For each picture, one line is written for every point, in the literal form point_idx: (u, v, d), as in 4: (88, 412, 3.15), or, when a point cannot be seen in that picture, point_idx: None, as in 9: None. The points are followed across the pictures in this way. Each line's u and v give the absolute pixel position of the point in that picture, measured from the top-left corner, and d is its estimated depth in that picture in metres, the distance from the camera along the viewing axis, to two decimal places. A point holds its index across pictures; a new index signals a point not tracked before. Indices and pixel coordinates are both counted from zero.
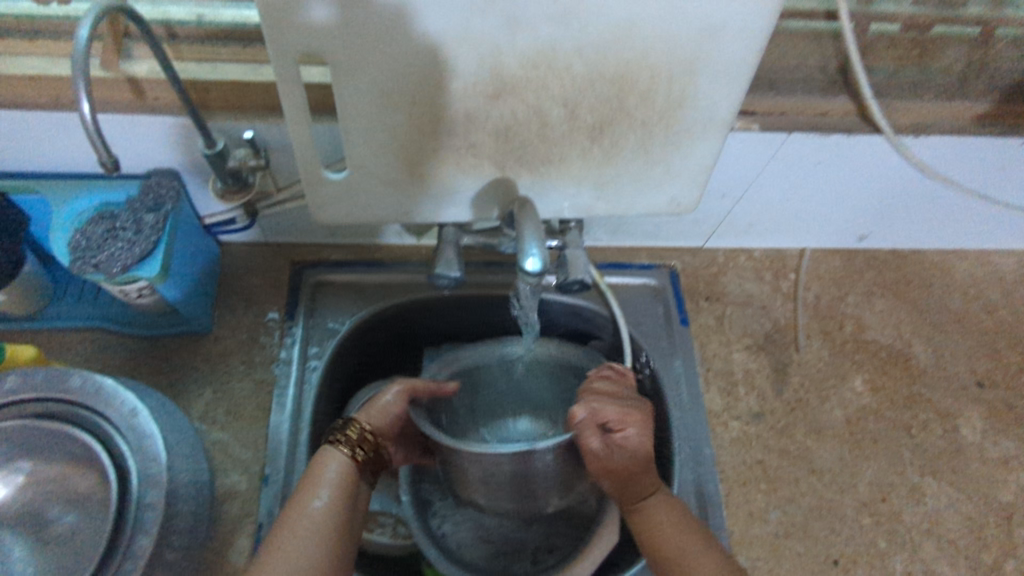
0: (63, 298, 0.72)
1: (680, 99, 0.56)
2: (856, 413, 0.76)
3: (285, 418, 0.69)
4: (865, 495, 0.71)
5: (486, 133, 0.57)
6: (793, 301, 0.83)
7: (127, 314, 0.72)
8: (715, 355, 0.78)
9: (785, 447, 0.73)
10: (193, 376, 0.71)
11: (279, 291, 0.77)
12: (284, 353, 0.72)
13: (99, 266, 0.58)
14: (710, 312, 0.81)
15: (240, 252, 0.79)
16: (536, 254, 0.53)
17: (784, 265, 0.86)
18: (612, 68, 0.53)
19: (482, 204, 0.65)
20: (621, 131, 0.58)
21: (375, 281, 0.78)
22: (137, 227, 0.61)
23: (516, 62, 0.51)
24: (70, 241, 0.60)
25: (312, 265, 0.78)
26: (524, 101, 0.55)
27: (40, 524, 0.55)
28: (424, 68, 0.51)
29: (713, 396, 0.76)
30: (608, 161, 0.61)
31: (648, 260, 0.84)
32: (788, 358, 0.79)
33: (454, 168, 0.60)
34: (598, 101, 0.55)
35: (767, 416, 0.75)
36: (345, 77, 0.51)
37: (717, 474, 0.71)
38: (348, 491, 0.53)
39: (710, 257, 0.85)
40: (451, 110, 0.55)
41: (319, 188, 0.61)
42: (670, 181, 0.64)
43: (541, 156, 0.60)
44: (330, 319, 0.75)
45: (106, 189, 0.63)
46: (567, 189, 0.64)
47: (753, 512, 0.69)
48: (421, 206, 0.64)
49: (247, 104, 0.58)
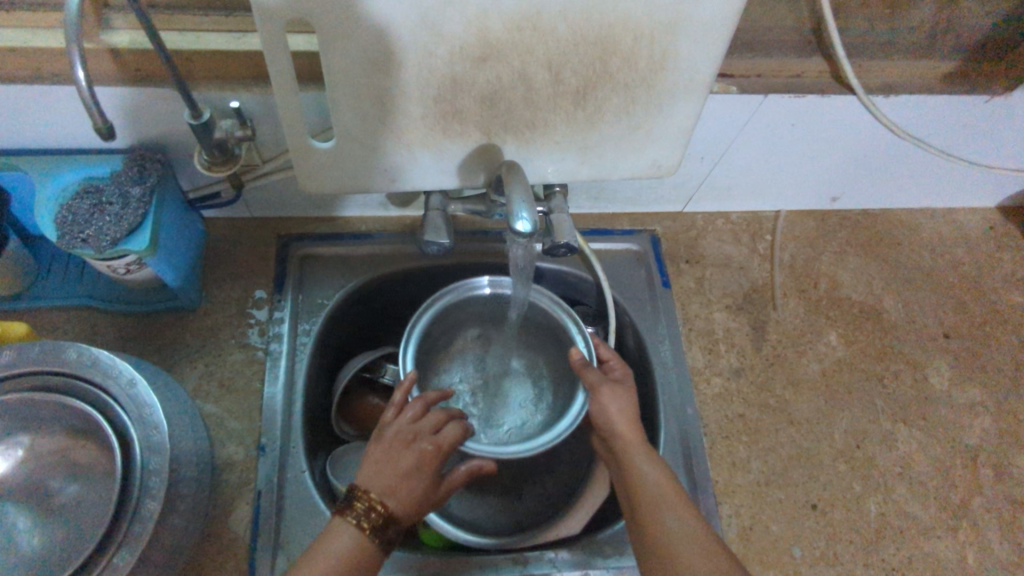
0: (47, 278, 0.72)
1: (661, 61, 0.57)
2: (831, 365, 0.80)
3: (278, 389, 0.70)
4: (841, 443, 0.75)
5: (472, 98, 0.58)
6: (769, 262, 0.86)
7: (113, 292, 0.71)
8: (697, 315, 0.81)
9: (765, 400, 0.76)
10: (184, 350, 0.71)
11: (266, 264, 0.77)
12: (274, 326, 0.73)
13: (87, 240, 0.58)
14: (690, 275, 0.84)
15: (225, 228, 0.79)
16: (526, 217, 0.53)
17: (760, 227, 0.88)
18: (595, 31, 0.54)
19: (470, 170, 0.66)
20: (604, 94, 0.60)
21: (364, 253, 0.79)
22: (124, 200, 0.60)
23: (502, 25, 0.52)
24: (56, 217, 0.60)
25: (299, 238, 0.79)
26: (508, 66, 0.55)
27: (43, 496, 0.55)
28: (409, 33, 0.52)
29: (695, 354, 0.78)
30: (592, 124, 0.62)
31: (629, 225, 0.86)
32: (766, 316, 0.82)
33: (441, 135, 0.61)
34: (582, 64, 0.56)
35: (747, 372, 0.78)
36: (332, 44, 0.52)
37: (700, 428, 0.74)
38: (380, 543, 0.51)
39: (689, 221, 0.88)
40: (437, 76, 0.55)
41: (307, 158, 0.61)
42: (652, 144, 0.66)
43: (527, 121, 0.61)
44: (318, 293, 0.76)
45: (90, 164, 0.63)
46: (552, 154, 0.65)
47: (736, 463, 0.72)
48: (407, 174, 0.65)
49: (232, 74, 0.58)
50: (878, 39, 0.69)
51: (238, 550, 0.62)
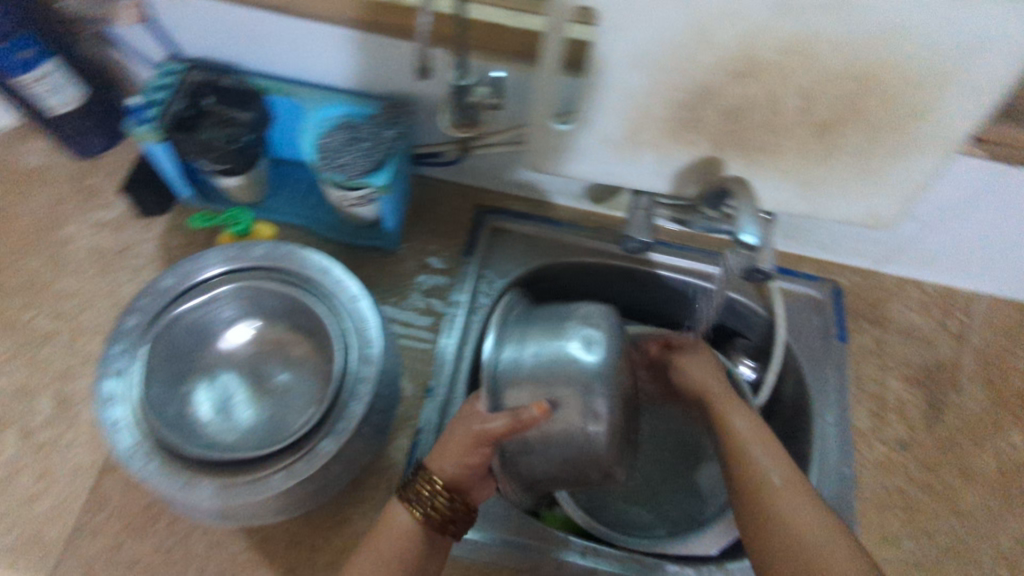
0: (279, 195, 0.80)
1: (920, 110, 0.57)
2: (1010, 466, 0.74)
3: (451, 341, 0.74)
4: (1007, 548, 0.69)
5: (715, 110, 0.60)
6: (958, 342, 0.81)
7: (331, 220, 0.79)
8: (870, 377, 0.78)
9: (929, 481, 0.72)
10: (378, 286, 0.78)
11: (460, 228, 0.83)
12: (459, 284, 0.78)
13: (341, 168, 0.66)
14: (871, 335, 0.81)
15: (432, 186, 0.86)
16: (751, 232, 0.55)
17: (955, 305, 0.84)
18: (863, 67, 0.54)
19: (683, 181, 0.68)
20: (848, 131, 0.59)
21: (550, 238, 0.83)
22: (375, 139, 0.68)
23: (773, 46, 0.54)
24: (317, 143, 0.68)
25: (493, 212, 0.84)
26: (764, 85, 0.57)
27: (260, 377, 0.63)
28: (683, 38, 0.54)
29: (861, 415, 0.76)
30: (824, 159, 0.62)
31: (813, 271, 0.85)
32: (944, 396, 0.77)
33: (672, 139, 0.63)
34: (837, 97, 0.57)
35: (914, 447, 0.74)
36: (610, 36, 0.55)
37: (855, 491, 0.71)
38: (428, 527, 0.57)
39: (878, 281, 0.85)
40: (692, 82, 0.58)
41: (542, 135, 0.65)
42: (879, 192, 0.65)
43: (761, 143, 0.62)
44: (502, 263, 0.81)
45: (351, 103, 0.71)
46: (771, 180, 0.65)
47: (886, 535, 0.69)
48: (627, 170, 0.68)
49: (498, 47, 0.63)
50: None
51: (392, 476, 0.67)
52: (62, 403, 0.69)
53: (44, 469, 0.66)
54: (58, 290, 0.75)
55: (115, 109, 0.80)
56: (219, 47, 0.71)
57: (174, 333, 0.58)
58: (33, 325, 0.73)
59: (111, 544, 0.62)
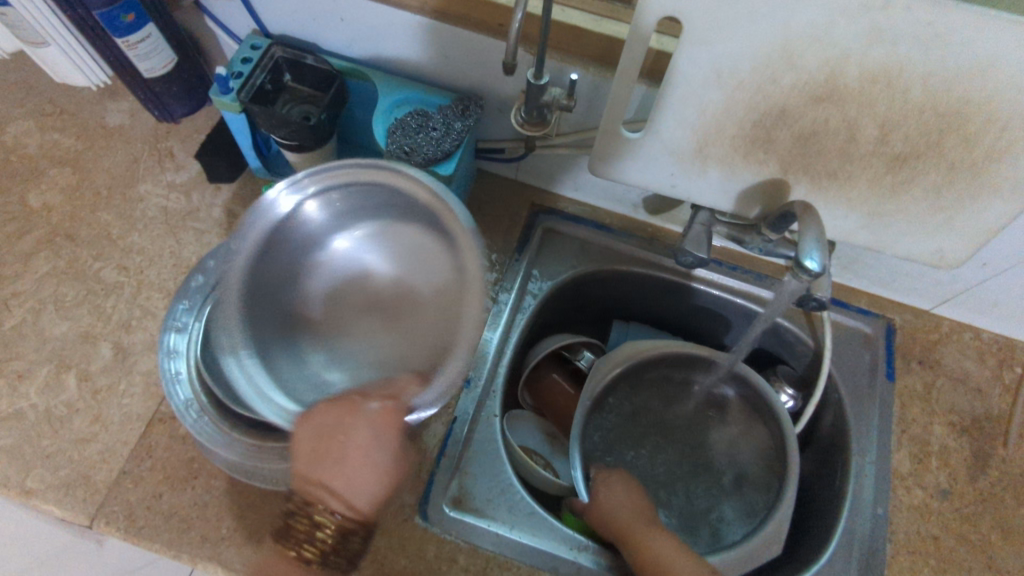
0: None
1: (1002, 152, 0.56)
2: None
3: (495, 334, 0.76)
4: None
5: (789, 132, 0.59)
6: (1012, 394, 0.78)
7: None
8: (914, 419, 0.76)
9: (966, 534, 0.70)
10: None
11: (513, 224, 0.84)
12: (507, 281, 0.80)
13: (408, 153, 0.67)
14: (920, 377, 0.79)
15: (491, 181, 0.87)
16: (815, 258, 0.55)
17: (1012, 357, 0.81)
18: (947, 102, 0.53)
19: (746, 201, 0.67)
20: (924, 166, 0.58)
21: (601, 244, 0.84)
22: (445, 129, 0.69)
23: (858, 73, 0.53)
24: (388, 127, 0.69)
25: (548, 213, 0.86)
26: (843, 111, 0.56)
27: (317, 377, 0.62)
28: (766, 56, 0.54)
29: (902, 458, 0.74)
30: (894, 192, 0.62)
31: (867, 306, 0.83)
32: (991, 449, 0.75)
33: (740, 157, 0.63)
34: (917, 131, 0.56)
35: (954, 497, 0.72)
36: (692, 49, 0.55)
37: (887, 532, 0.69)
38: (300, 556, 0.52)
39: (933, 323, 0.83)
40: (769, 102, 0.58)
41: (610, 141, 0.66)
42: (947, 232, 0.63)
43: (831, 170, 0.61)
44: (552, 266, 0.83)
45: (425, 92, 0.72)
46: (837, 209, 0.65)
47: None
48: (690, 185, 0.68)
49: (576, 51, 0.64)
50: None
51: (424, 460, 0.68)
52: (120, 353, 0.72)
53: (99, 413, 0.69)
54: (127, 244, 0.78)
55: (198, 76, 0.83)
56: (305, 26, 0.73)
57: (250, 304, 0.62)
58: (101, 275, 0.76)
59: (152, 493, 0.64)
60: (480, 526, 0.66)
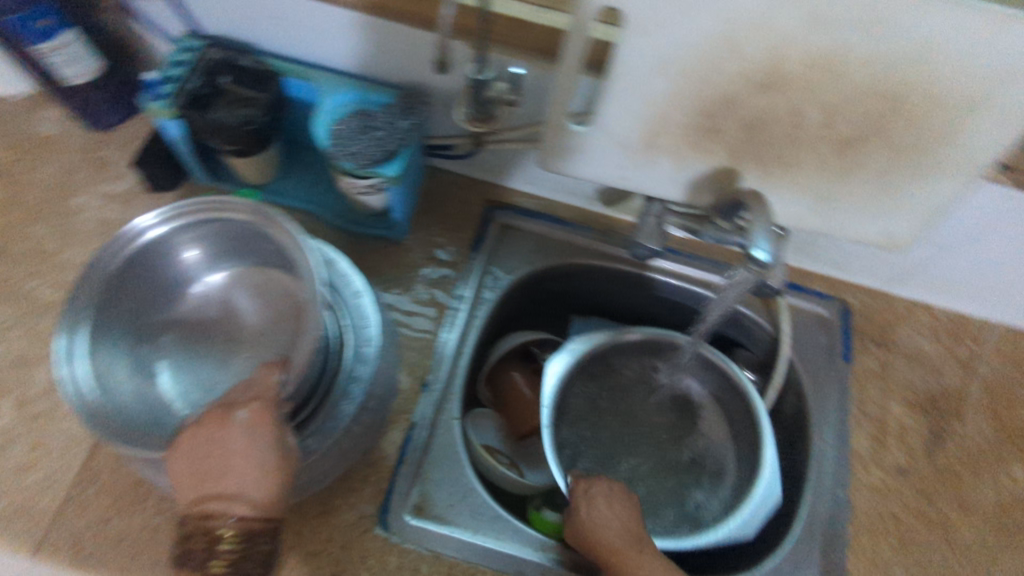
0: (289, 178, 0.80)
1: (946, 132, 0.55)
2: (1010, 499, 0.73)
3: (452, 336, 0.75)
4: None
5: (736, 121, 0.59)
6: (966, 370, 0.80)
7: (338, 207, 0.79)
8: (873, 400, 0.77)
9: (925, 511, 0.71)
10: (382, 276, 0.77)
11: (468, 222, 0.83)
12: (463, 281, 0.78)
13: (352, 155, 0.65)
14: (877, 357, 0.80)
15: (444, 178, 0.85)
16: (763, 248, 0.54)
17: (965, 332, 0.82)
18: (890, 86, 0.53)
19: (697, 191, 0.66)
20: (871, 149, 0.58)
21: (557, 238, 0.83)
22: (389, 129, 0.67)
23: (800, 59, 0.53)
24: (331, 128, 0.67)
25: (502, 208, 0.83)
26: (788, 98, 0.56)
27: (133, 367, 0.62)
28: (709, 45, 0.53)
29: (862, 439, 0.75)
30: (842, 177, 0.61)
31: (824, 288, 0.83)
32: (948, 424, 0.76)
33: (689, 147, 0.62)
34: (862, 115, 0.56)
35: (912, 475, 0.73)
36: (633, 39, 0.54)
37: (848, 514, 0.70)
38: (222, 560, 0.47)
39: (888, 302, 0.83)
40: (714, 91, 0.57)
41: (558, 135, 0.64)
42: (895, 214, 0.64)
43: (779, 156, 0.61)
44: (507, 263, 0.81)
45: (367, 90, 0.70)
46: (788, 196, 0.64)
47: (876, 562, 0.68)
48: (641, 177, 0.67)
49: (519, 44, 0.62)
50: None
51: (382, 469, 0.66)
52: None
53: (38, 439, 0.66)
54: (63, 261, 0.75)
55: (130, 81, 0.79)
56: (240, 25, 0.71)
57: (109, 300, 0.60)
58: (35, 294, 0.73)
59: (96, 521, 0.62)
60: (443, 534, 0.64)
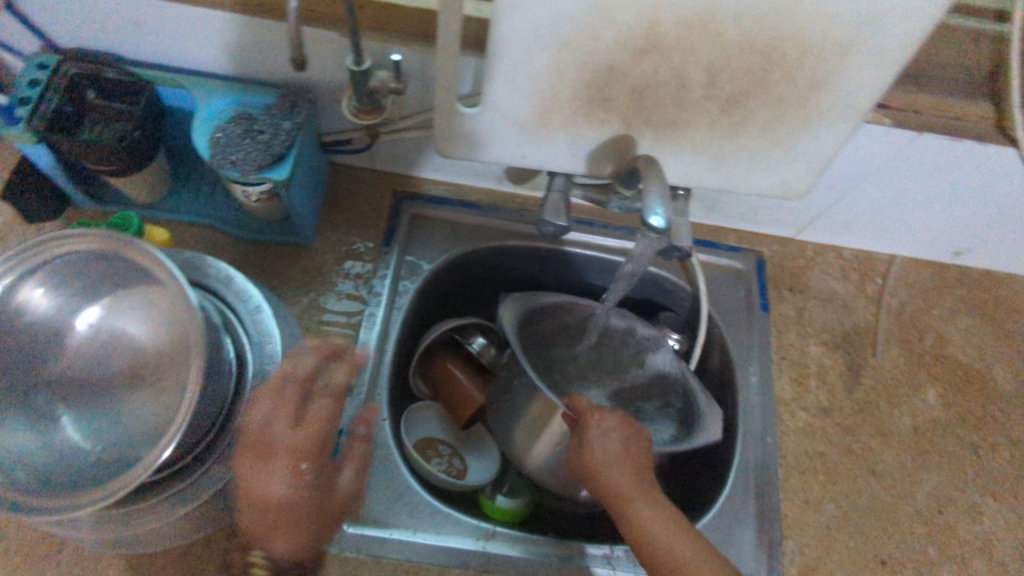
0: (180, 192, 0.76)
1: (823, 80, 0.56)
2: (925, 423, 0.76)
3: (372, 336, 0.72)
4: (922, 505, 0.72)
5: (622, 87, 0.58)
6: (875, 305, 0.83)
7: (236, 217, 0.75)
8: (792, 345, 0.79)
9: (849, 445, 0.74)
10: (293, 283, 0.75)
11: (377, 216, 0.80)
12: (377, 278, 0.76)
13: (235, 163, 0.61)
14: (792, 304, 0.82)
15: (347, 174, 0.82)
16: (660, 214, 0.54)
17: (872, 269, 0.85)
18: (763, 39, 0.53)
19: (597, 161, 0.66)
20: (756, 103, 0.59)
21: (470, 223, 0.82)
22: (273, 131, 0.63)
23: (674, 21, 0.52)
24: (210, 136, 0.63)
25: (411, 198, 0.82)
26: (669, 61, 0.55)
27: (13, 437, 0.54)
28: (582, 14, 0.52)
29: (785, 384, 0.77)
30: (733, 134, 0.62)
31: (737, 242, 0.85)
32: (863, 359, 0.79)
33: (582, 119, 0.62)
34: (742, 71, 0.56)
35: (834, 413, 0.76)
36: (506, 15, 0.53)
37: (777, 458, 0.72)
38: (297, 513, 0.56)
39: (799, 249, 0.86)
40: (595, 60, 0.56)
41: (450, 120, 0.63)
42: (788, 164, 0.65)
43: (669, 119, 0.61)
44: (422, 254, 0.80)
45: (247, 93, 0.66)
46: (685, 157, 0.65)
47: (808, 501, 0.71)
48: (541, 153, 0.66)
49: (396, 30, 0.60)
50: None
51: None
52: None
53: None
54: None
55: None
56: (98, 35, 0.66)
57: None
58: None
59: None
60: (383, 537, 0.64)
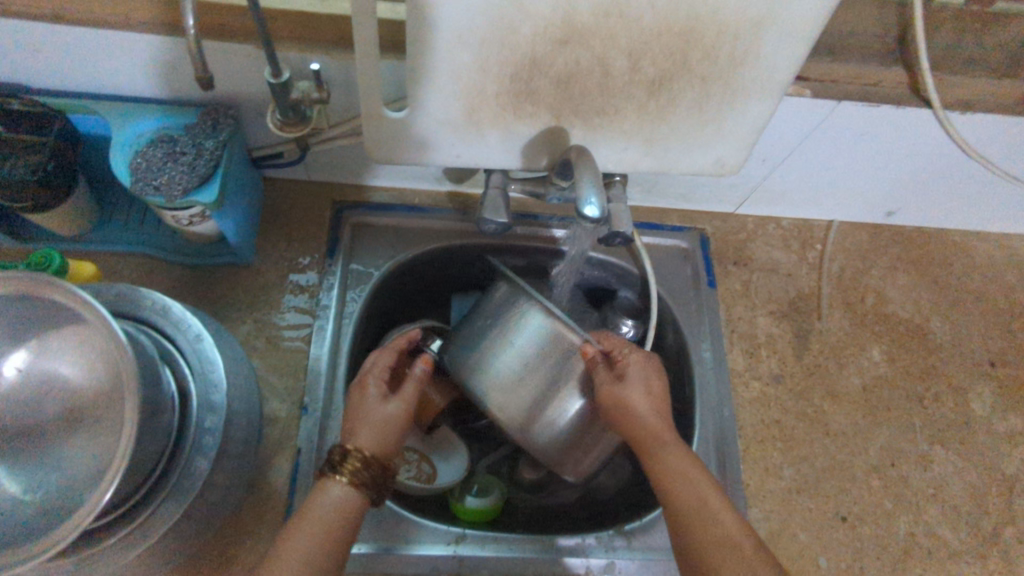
0: (107, 222, 0.73)
1: (741, 57, 0.57)
2: (872, 380, 0.79)
3: (324, 350, 0.71)
4: (875, 459, 0.75)
5: (546, 79, 0.58)
6: (817, 270, 0.85)
7: (170, 242, 0.73)
8: (740, 317, 0.81)
9: (802, 409, 0.76)
10: (236, 305, 0.73)
11: (318, 228, 0.79)
12: (324, 292, 0.75)
13: (159, 188, 0.59)
14: (737, 277, 0.83)
15: (284, 188, 0.80)
16: (594, 203, 0.54)
17: (811, 236, 0.88)
18: (679, 21, 0.54)
19: (533, 154, 0.66)
20: (679, 85, 0.59)
21: (414, 226, 0.81)
22: (197, 152, 0.61)
23: (589, 9, 0.52)
24: (130, 162, 0.61)
25: (352, 206, 0.81)
26: (589, 50, 0.55)
27: None
28: (498, 9, 0.52)
29: (736, 357, 0.78)
30: (661, 117, 0.63)
31: (679, 222, 0.86)
32: (810, 325, 0.81)
33: (510, 113, 0.61)
34: (662, 54, 0.56)
35: (786, 380, 0.78)
36: (419, 15, 0.52)
37: (736, 430, 0.74)
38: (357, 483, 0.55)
39: (740, 223, 0.87)
40: (516, 54, 0.56)
41: (378, 125, 0.62)
42: (717, 141, 0.66)
43: (597, 107, 0.61)
44: (368, 262, 0.78)
45: (166, 114, 0.64)
46: (617, 142, 0.65)
47: (767, 468, 0.72)
48: (475, 151, 0.65)
49: (312, 38, 0.59)
50: (965, 53, 0.66)
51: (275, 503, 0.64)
52: None
53: None
54: None
55: None
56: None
57: None
58: None
59: None
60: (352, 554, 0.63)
